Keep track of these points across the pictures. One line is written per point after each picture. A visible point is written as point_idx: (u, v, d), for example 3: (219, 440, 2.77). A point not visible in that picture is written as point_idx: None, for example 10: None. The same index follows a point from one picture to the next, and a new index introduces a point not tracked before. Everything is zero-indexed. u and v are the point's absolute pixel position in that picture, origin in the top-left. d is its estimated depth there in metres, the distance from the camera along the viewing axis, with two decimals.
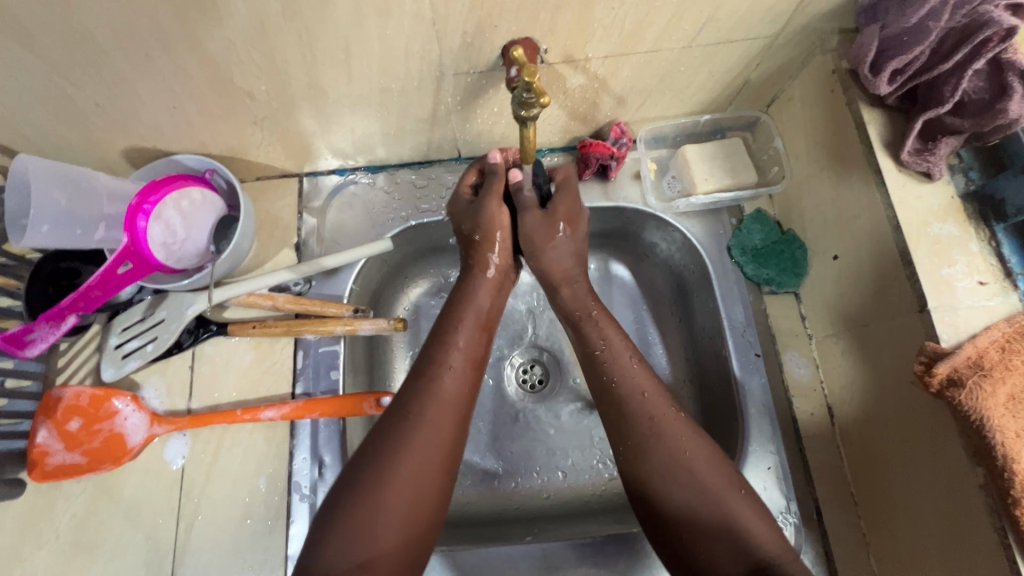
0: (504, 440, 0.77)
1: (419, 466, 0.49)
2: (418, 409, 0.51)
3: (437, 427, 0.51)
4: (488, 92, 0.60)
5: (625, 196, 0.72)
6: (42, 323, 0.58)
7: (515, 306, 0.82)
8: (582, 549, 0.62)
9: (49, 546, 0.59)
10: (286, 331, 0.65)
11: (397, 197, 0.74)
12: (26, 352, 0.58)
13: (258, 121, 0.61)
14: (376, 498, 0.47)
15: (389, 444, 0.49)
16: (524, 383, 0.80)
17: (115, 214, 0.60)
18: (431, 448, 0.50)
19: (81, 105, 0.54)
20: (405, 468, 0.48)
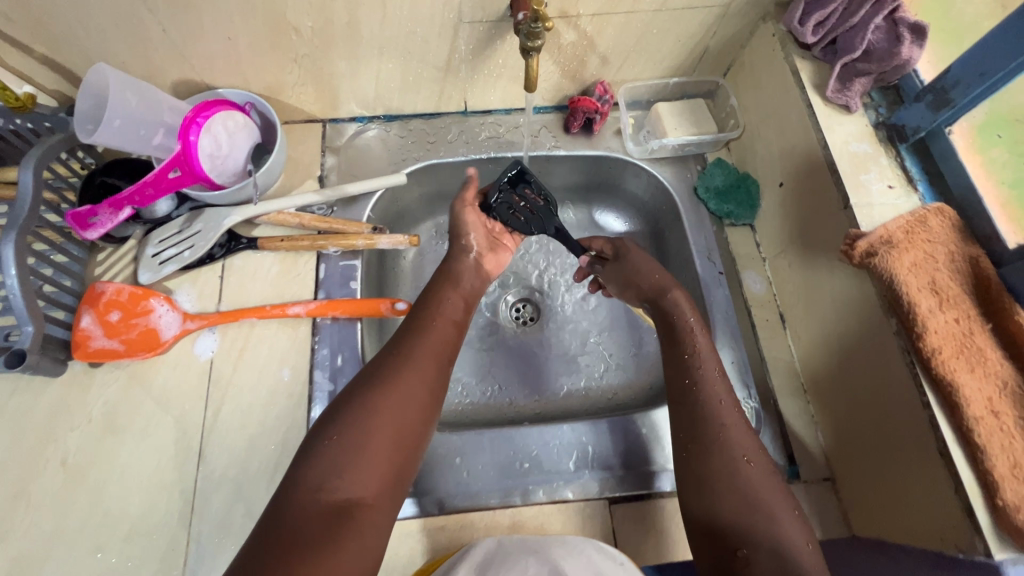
0: (497, 366, 0.86)
1: (394, 412, 0.53)
2: (405, 360, 0.57)
3: (420, 373, 0.57)
4: (495, 44, 0.73)
5: (607, 146, 0.85)
6: (105, 208, 0.63)
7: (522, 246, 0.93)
8: (577, 428, 0.69)
9: (80, 428, 0.64)
10: (306, 246, 0.73)
11: (409, 142, 0.84)
12: (85, 234, 0.63)
13: (298, 59, 0.71)
14: (357, 429, 0.51)
15: (366, 398, 0.53)
16: (516, 318, 0.90)
17: (172, 124, 0.67)
18: (416, 396, 0.56)
19: (150, 29, 0.64)
20: (386, 408, 0.53)
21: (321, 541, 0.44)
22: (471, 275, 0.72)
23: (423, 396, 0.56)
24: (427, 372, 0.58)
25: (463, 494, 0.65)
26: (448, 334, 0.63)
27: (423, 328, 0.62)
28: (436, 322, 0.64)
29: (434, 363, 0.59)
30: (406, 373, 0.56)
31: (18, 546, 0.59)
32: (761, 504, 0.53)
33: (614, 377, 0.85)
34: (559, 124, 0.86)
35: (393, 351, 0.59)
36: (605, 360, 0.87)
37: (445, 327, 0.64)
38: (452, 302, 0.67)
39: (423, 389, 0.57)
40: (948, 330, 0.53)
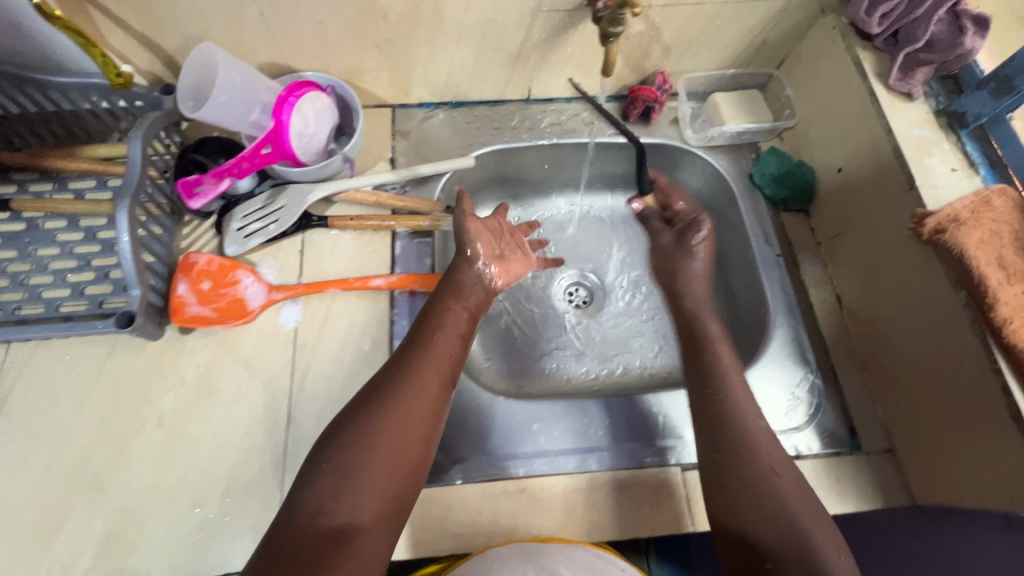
0: (556, 345, 0.91)
1: (393, 435, 0.53)
2: (404, 379, 0.57)
3: (421, 393, 0.57)
4: (566, 33, 0.76)
5: (664, 135, 0.89)
6: (208, 177, 0.68)
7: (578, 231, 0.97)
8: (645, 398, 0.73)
9: (174, 391, 0.67)
10: (382, 224, 0.76)
11: (475, 127, 0.87)
12: (192, 203, 0.67)
13: (380, 43, 0.74)
14: (359, 452, 0.51)
15: (367, 418, 0.54)
16: (571, 301, 0.95)
17: (268, 102, 0.70)
18: (414, 418, 0.55)
19: (250, 12, 0.67)
20: (385, 430, 0.53)
21: (316, 560, 0.45)
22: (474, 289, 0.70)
23: (423, 417, 0.56)
24: (428, 391, 0.57)
25: (543, 461, 0.67)
26: (451, 350, 0.63)
27: (428, 343, 0.62)
28: (438, 338, 0.63)
29: (436, 382, 0.59)
30: (404, 393, 0.56)
31: (121, 500, 0.62)
32: (784, 512, 0.54)
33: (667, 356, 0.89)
34: (617, 112, 0.90)
35: (393, 367, 0.59)
36: (658, 340, 0.91)
37: (450, 344, 0.63)
38: (458, 315, 0.66)
39: (426, 411, 0.56)
40: (1019, 301, 0.56)
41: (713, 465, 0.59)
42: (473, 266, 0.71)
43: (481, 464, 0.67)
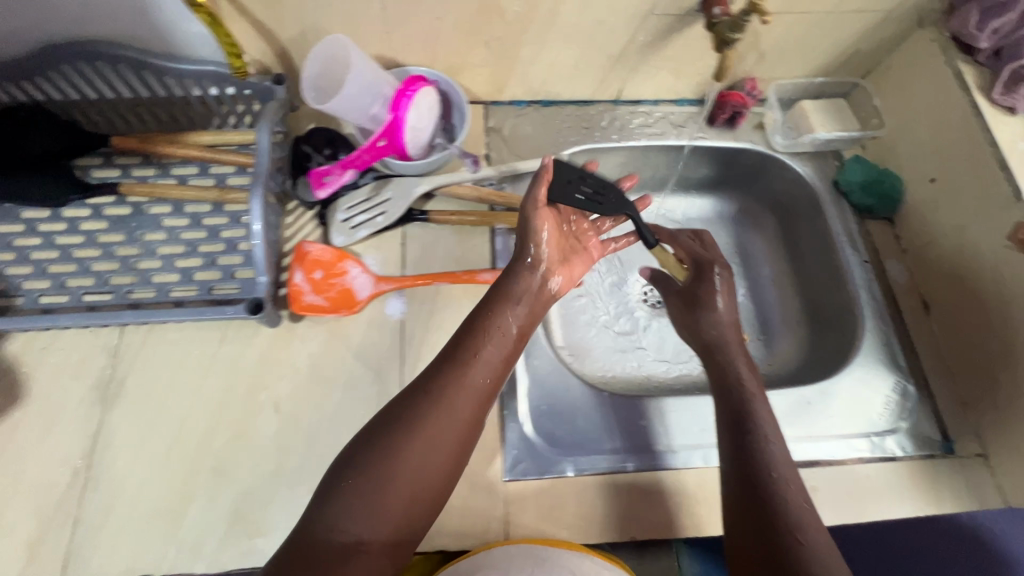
0: (635, 343, 0.92)
1: (418, 458, 0.49)
2: (442, 396, 0.53)
3: (458, 411, 0.53)
4: (671, 37, 0.77)
5: (749, 140, 0.90)
6: (337, 168, 0.72)
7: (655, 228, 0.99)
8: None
9: (289, 377, 0.68)
10: (483, 219, 0.77)
11: (566, 126, 0.88)
12: (320, 192, 0.74)
13: (490, 41, 0.75)
14: (386, 469, 0.48)
15: (393, 436, 0.50)
16: (647, 301, 0.96)
17: (386, 96, 0.71)
18: (444, 443, 0.51)
19: (374, 5, 0.68)
20: (416, 448, 0.49)
21: None
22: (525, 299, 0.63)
23: (457, 436, 0.52)
24: (465, 413, 0.53)
25: (654, 458, 0.68)
26: (494, 369, 0.57)
27: (470, 354, 0.56)
28: (483, 354, 0.57)
29: (473, 403, 0.54)
30: (443, 412, 0.52)
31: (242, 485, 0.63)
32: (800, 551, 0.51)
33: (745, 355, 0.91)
34: (702, 116, 0.91)
35: (433, 379, 0.54)
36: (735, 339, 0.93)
37: (491, 365, 0.57)
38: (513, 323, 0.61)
39: (455, 434, 0.52)
40: None
41: (745, 488, 0.57)
42: (533, 273, 0.65)
43: (589, 456, 0.68)
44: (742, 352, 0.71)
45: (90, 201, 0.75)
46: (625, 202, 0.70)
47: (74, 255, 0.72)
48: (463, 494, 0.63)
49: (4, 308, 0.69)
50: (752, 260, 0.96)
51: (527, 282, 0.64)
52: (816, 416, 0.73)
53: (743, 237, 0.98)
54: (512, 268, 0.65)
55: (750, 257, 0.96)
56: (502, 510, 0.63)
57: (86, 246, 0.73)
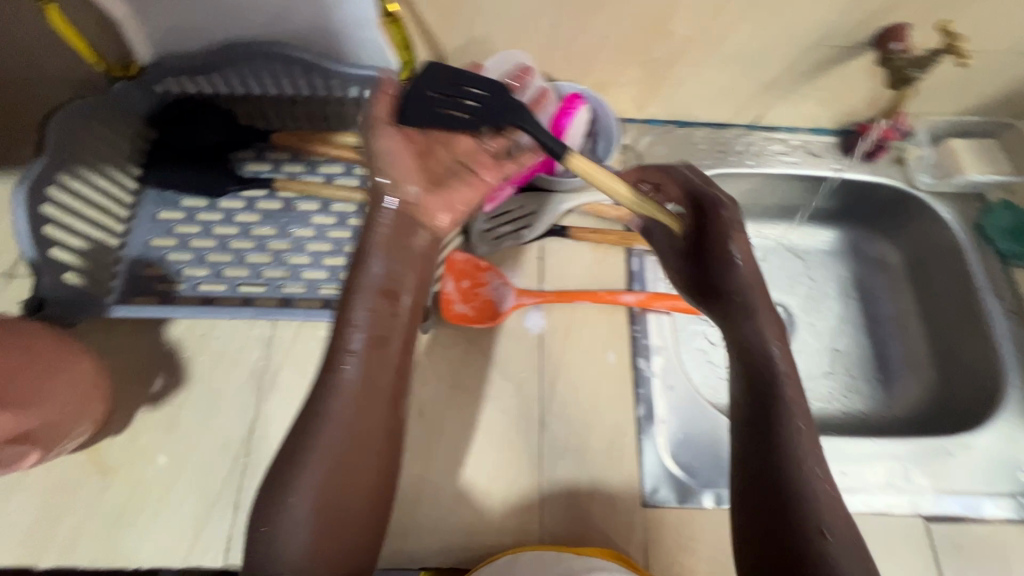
0: None
1: (348, 468, 0.49)
2: (318, 406, 0.50)
3: (367, 435, 0.50)
4: (832, 68, 0.75)
5: (887, 174, 0.88)
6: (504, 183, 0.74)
7: (771, 255, 0.97)
8: (885, 448, 0.72)
9: (432, 384, 0.70)
10: (622, 240, 0.77)
11: (701, 148, 0.87)
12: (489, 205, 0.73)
13: (648, 61, 0.75)
14: (285, 499, 0.47)
15: (323, 472, 0.48)
16: None
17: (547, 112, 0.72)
18: (354, 471, 0.49)
19: (545, 22, 0.68)
20: (309, 471, 0.48)
21: None
22: (412, 253, 0.56)
23: (339, 451, 0.49)
24: (359, 427, 0.50)
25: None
26: (366, 363, 0.52)
27: (343, 354, 0.52)
28: (356, 349, 0.52)
29: (381, 417, 0.52)
30: (346, 436, 0.49)
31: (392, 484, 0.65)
32: None
33: (864, 395, 0.89)
34: (839, 146, 0.89)
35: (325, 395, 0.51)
36: (855, 379, 0.91)
37: (359, 364, 0.52)
38: (366, 311, 0.53)
39: (375, 455, 0.51)
40: None
41: (756, 510, 0.46)
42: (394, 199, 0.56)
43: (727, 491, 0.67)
44: (774, 321, 0.54)
45: (243, 194, 0.78)
46: (512, 102, 0.59)
47: (229, 246, 0.75)
48: (602, 515, 0.64)
49: (167, 292, 0.72)
50: (875, 297, 0.94)
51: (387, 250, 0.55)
52: (957, 467, 0.71)
53: (868, 274, 0.96)
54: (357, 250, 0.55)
55: (871, 294, 0.95)
56: (642, 535, 0.64)
57: (240, 238, 0.76)
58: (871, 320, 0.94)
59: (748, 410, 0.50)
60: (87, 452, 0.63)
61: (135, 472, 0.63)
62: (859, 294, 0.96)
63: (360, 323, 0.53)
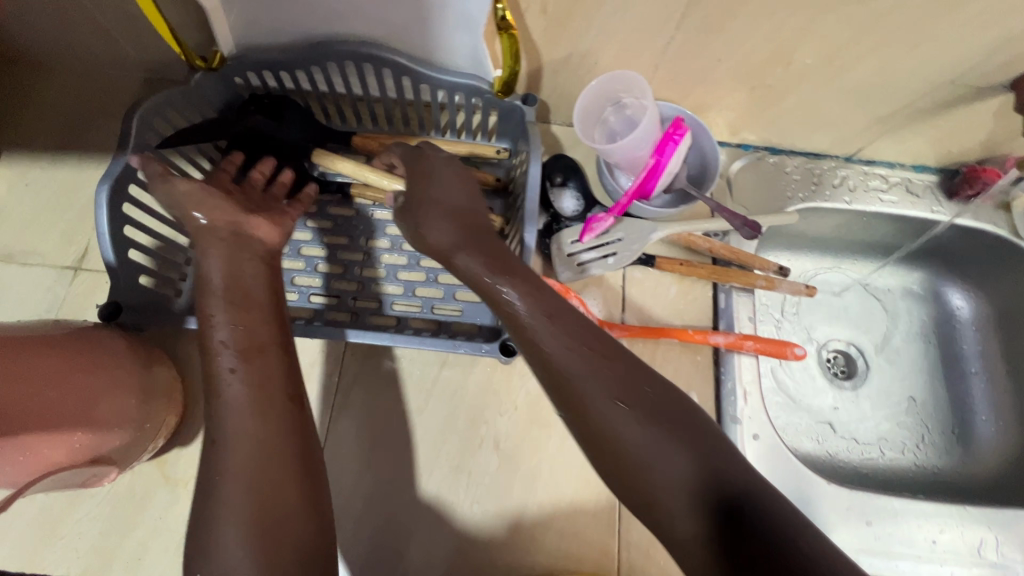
0: (816, 414, 0.87)
1: (257, 498, 0.44)
2: (225, 408, 0.47)
3: (242, 429, 0.47)
4: (955, 107, 0.70)
5: (989, 220, 0.83)
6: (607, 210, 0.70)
7: (846, 292, 0.93)
8: (977, 520, 0.67)
9: (509, 414, 0.67)
10: (712, 274, 0.72)
11: (794, 178, 0.83)
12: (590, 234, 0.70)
13: (758, 88, 0.70)
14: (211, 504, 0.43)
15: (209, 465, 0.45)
16: (830, 371, 0.90)
17: (649, 136, 0.67)
18: (243, 463, 0.45)
19: (661, 43, 0.63)
20: (237, 465, 0.45)
21: None
22: (254, 261, 0.58)
23: (267, 446, 0.46)
24: (269, 441, 0.47)
25: (883, 562, 0.66)
26: (250, 364, 0.50)
27: (213, 355, 0.51)
28: (230, 368, 0.50)
29: (283, 431, 0.48)
30: (229, 427, 0.47)
31: (463, 513, 0.64)
32: None
33: (938, 448, 0.85)
34: (939, 186, 0.84)
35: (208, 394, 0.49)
36: (930, 431, 0.87)
37: (234, 358, 0.50)
38: (226, 314, 0.53)
39: (288, 477, 0.46)
40: None
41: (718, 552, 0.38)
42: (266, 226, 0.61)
43: None
44: (556, 307, 0.50)
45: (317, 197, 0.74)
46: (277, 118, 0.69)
47: (301, 253, 0.72)
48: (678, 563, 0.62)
49: None
50: (959, 347, 0.90)
51: (226, 261, 0.56)
52: None
53: (952, 322, 0.91)
54: (197, 261, 0.57)
55: (953, 343, 0.90)
56: None
57: (312, 244, 0.73)
58: (950, 368, 0.89)
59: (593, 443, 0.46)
60: (157, 460, 0.61)
61: None
62: (940, 341, 0.91)
63: (225, 340, 0.51)
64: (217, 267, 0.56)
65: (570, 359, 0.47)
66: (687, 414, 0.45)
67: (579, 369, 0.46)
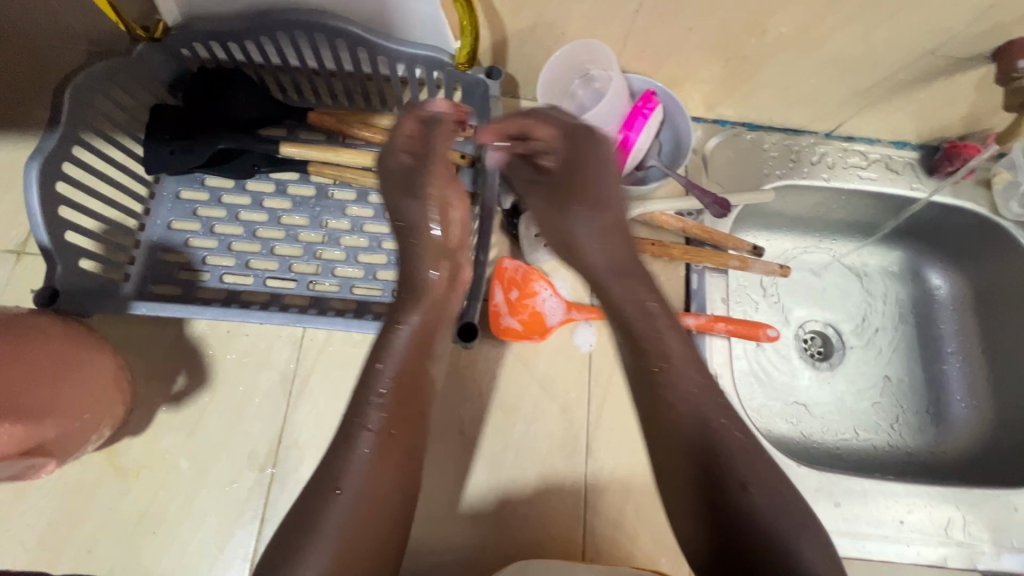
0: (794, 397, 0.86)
1: (348, 544, 0.44)
2: (354, 450, 0.47)
3: (371, 489, 0.46)
4: (935, 80, 0.68)
5: (970, 199, 0.81)
6: None
7: (824, 272, 0.92)
8: (947, 500, 0.66)
9: (474, 399, 0.66)
10: (684, 254, 0.70)
11: (772, 155, 0.80)
12: None
13: (732, 59, 0.67)
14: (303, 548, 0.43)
15: (312, 497, 0.46)
16: (807, 352, 0.89)
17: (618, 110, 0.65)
18: (352, 525, 0.45)
19: (627, 10, 0.60)
20: (337, 516, 0.45)
21: None
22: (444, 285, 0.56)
23: (378, 508, 0.46)
24: (376, 499, 0.46)
25: (852, 543, 0.65)
26: (394, 417, 0.50)
27: (366, 392, 0.50)
28: (377, 419, 0.49)
29: (391, 487, 0.48)
30: (356, 480, 0.46)
31: (429, 502, 0.62)
32: None
33: (912, 429, 0.85)
34: (920, 163, 0.82)
35: (357, 433, 0.48)
36: (906, 413, 0.86)
37: (385, 409, 0.49)
38: (396, 352, 0.51)
39: (383, 521, 0.47)
40: None
41: None
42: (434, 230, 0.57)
43: None
44: (684, 347, 0.53)
45: (274, 175, 0.71)
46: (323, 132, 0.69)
47: (257, 235, 0.69)
48: (647, 545, 0.62)
49: (191, 282, 0.66)
50: (934, 324, 0.89)
51: (444, 280, 0.56)
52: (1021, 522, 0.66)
53: (928, 302, 0.90)
54: (416, 259, 0.56)
55: (931, 323, 0.89)
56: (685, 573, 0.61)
57: (269, 226, 0.69)
58: (926, 346, 0.88)
59: (663, 469, 0.50)
60: (107, 450, 0.59)
61: (156, 476, 0.59)
62: (918, 321, 0.90)
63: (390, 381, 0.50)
64: (419, 311, 0.54)
65: (699, 397, 0.50)
66: (739, 484, 0.46)
67: (679, 395, 0.50)
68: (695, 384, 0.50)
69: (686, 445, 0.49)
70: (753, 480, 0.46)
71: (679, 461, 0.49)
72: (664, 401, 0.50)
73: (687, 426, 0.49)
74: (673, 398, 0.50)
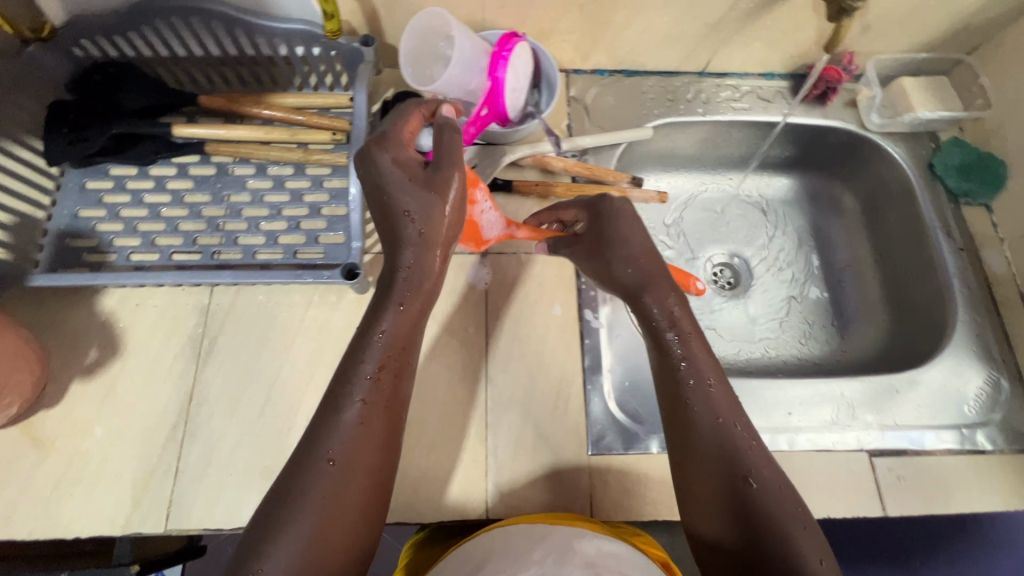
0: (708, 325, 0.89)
1: (332, 512, 0.47)
2: (342, 410, 0.50)
3: (357, 452, 0.49)
4: (773, 6, 0.74)
5: (840, 118, 0.87)
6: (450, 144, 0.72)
7: (727, 206, 0.96)
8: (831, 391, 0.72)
9: None
10: (568, 190, 0.76)
11: (650, 97, 0.86)
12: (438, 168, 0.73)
13: (584, 6, 0.73)
14: (295, 501, 0.47)
15: (299, 457, 0.49)
16: (717, 282, 0.93)
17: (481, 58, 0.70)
18: (349, 488, 0.48)
19: None
20: (325, 478, 0.47)
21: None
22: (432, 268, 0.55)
23: (364, 468, 0.49)
24: (368, 462, 0.49)
25: None
26: (384, 389, 0.52)
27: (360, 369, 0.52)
28: (366, 386, 0.51)
29: (374, 450, 0.50)
30: (342, 439, 0.49)
31: None
32: None
33: (821, 342, 0.88)
34: (790, 91, 0.88)
35: (354, 397, 0.51)
36: (817, 328, 0.89)
37: (372, 381, 0.51)
38: (395, 319, 0.53)
39: (364, 478, 0.49)
40: None
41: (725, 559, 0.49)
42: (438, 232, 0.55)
43: None
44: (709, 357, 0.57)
45: (174, 159, 0.75)
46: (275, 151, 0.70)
47: (162, 214, 0.73)
48: (547, 460, 0.65)
49: (98, 264, 0.70)
50: (832, 243, 0.93)
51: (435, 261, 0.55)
52: (899, 403, 0.72)
53: (824, 223, 0.95)
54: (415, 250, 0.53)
55: (828, 241, 0.94)
56: (587, 482, 0.65)
57: (172, 205, 0.73)
58: (829, 262, 0.92)
59: (674, 437, 0.55)
60: (22, 424, 0.62)
61: (71, 444, 0.62)
62: (818, 243, 0.94)
63: (381, 342, 0.52)
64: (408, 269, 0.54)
65: (720, 400, 0.55)
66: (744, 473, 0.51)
67: (699, 393, 0.55)
68: (715, 387, 0.55)
69: (702, 431, 0.54)
70: (758, 478, 0.51)
71: (684, 438, 0.54)
72: (682, 393, 0.56)
73: (712, 417, 0.54)
74: (698, 393, 0.55)
